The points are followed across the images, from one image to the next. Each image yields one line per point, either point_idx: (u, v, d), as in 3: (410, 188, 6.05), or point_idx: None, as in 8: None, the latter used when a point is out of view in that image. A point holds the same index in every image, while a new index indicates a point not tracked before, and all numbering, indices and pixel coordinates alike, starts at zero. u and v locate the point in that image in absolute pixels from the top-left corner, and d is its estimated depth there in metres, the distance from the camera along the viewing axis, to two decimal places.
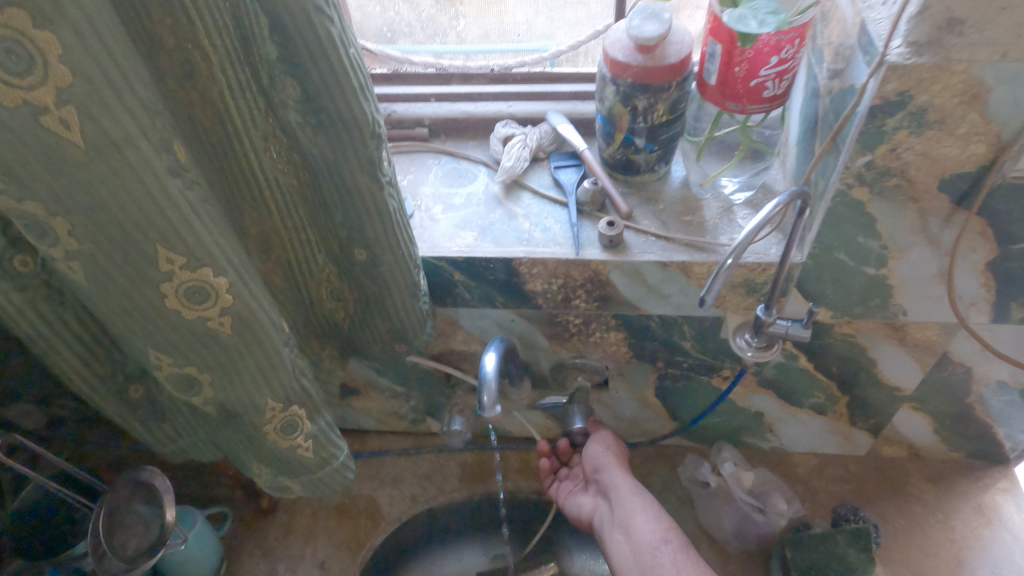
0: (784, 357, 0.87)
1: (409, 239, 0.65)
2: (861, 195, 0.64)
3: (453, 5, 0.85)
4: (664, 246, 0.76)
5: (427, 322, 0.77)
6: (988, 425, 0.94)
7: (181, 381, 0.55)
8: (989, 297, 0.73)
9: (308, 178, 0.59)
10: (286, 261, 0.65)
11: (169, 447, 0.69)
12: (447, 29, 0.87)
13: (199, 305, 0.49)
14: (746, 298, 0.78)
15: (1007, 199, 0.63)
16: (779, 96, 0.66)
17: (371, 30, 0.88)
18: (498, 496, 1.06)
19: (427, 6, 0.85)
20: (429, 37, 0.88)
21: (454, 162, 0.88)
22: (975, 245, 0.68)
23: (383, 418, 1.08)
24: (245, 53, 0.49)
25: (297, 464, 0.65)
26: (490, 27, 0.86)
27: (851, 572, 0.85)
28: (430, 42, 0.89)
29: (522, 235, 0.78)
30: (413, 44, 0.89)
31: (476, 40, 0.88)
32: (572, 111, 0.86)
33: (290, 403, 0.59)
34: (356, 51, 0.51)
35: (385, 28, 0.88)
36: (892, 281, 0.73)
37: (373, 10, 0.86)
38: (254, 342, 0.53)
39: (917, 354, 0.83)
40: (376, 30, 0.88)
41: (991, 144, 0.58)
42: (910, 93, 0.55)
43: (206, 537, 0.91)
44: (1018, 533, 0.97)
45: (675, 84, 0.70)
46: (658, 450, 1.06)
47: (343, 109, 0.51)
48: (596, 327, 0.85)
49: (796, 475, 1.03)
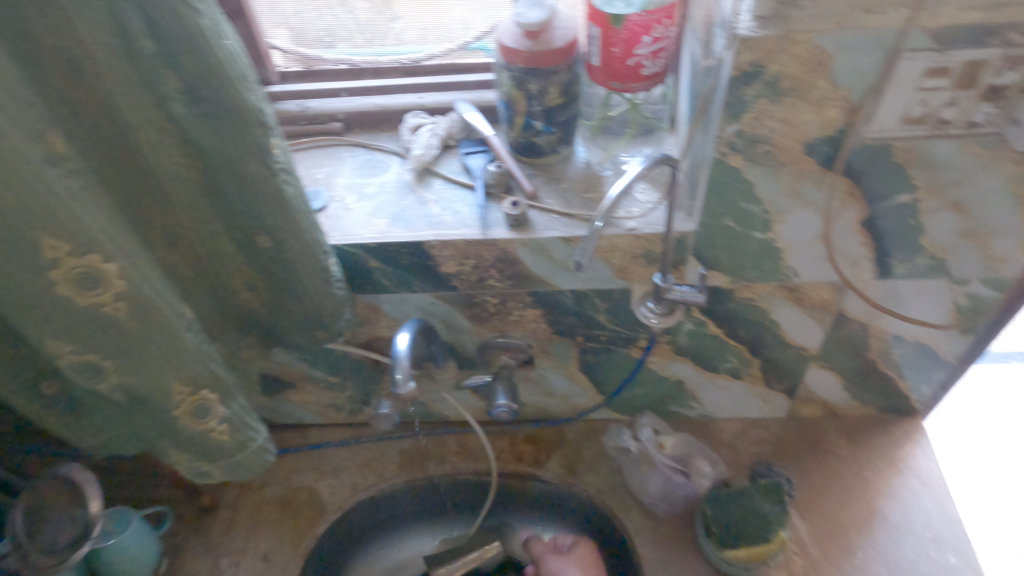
0: (695, 324, 0.91)
1: (312, 224, 0.67)
2: (736, 163, 0.69)
3: (390, 6, 0.86)
4: (567, 222, 0.79)
5: (345, 309, 0.79)
6: (894, 379, 0.99)
7: (84, 368, 0.57)
8: (869, 254, 0.79)
9: (206, 170, 0.60)
10: (195, 255, 0.66)
11: (84, 444, 0.68)
12: (386, 31, 0.89)
13: (92, 293, 0.52)
14: (647, 268, 0.82)
15: (867, 160, 0.68)
16: (658, 74, 0.71)
17: (308, 33, 0.88)
18: (438, 480, 1.09)
19: (364, 11, 0.86)
20: (367, 40, 0.90)
21: (368, 153, 0.92)
22: (847, 205, 0.73)
23: (322, 411, 1.10)
24: (130, 57, 0.51)
25: (214, 448, 0.67)
26: (428, 23, 0.88)
27: (766, 522, 0.91)
28: (369, 45, 0.90)
29: (432, 220, 0.81)
30: (351, 47, 0.90)
31: (415, 41, 0.90)
32: (480, 99, 0.91)
33: (199, 386, 0.62)
34: (233, 42, 0.53)
35: (323, 32, 0.88)
36: (779, 244, 0.78)
37: (310, 15, 0.86)
38: (154, 325, 0.56)
39: (815, 314, 0.88)
40: (314, 34, 0.88)
41: (845, 108, 0.63)
42: (762, 64, 0.60)
43: (143, 536, 0.91)
44: (925, 479, 1.02)
45: (565, 67, 0.74)
46: (589, 424, 1.11)
47: (226, 97, 0.54)
48: (513, 306, 0.89)
49: (720, 439, 1.08)
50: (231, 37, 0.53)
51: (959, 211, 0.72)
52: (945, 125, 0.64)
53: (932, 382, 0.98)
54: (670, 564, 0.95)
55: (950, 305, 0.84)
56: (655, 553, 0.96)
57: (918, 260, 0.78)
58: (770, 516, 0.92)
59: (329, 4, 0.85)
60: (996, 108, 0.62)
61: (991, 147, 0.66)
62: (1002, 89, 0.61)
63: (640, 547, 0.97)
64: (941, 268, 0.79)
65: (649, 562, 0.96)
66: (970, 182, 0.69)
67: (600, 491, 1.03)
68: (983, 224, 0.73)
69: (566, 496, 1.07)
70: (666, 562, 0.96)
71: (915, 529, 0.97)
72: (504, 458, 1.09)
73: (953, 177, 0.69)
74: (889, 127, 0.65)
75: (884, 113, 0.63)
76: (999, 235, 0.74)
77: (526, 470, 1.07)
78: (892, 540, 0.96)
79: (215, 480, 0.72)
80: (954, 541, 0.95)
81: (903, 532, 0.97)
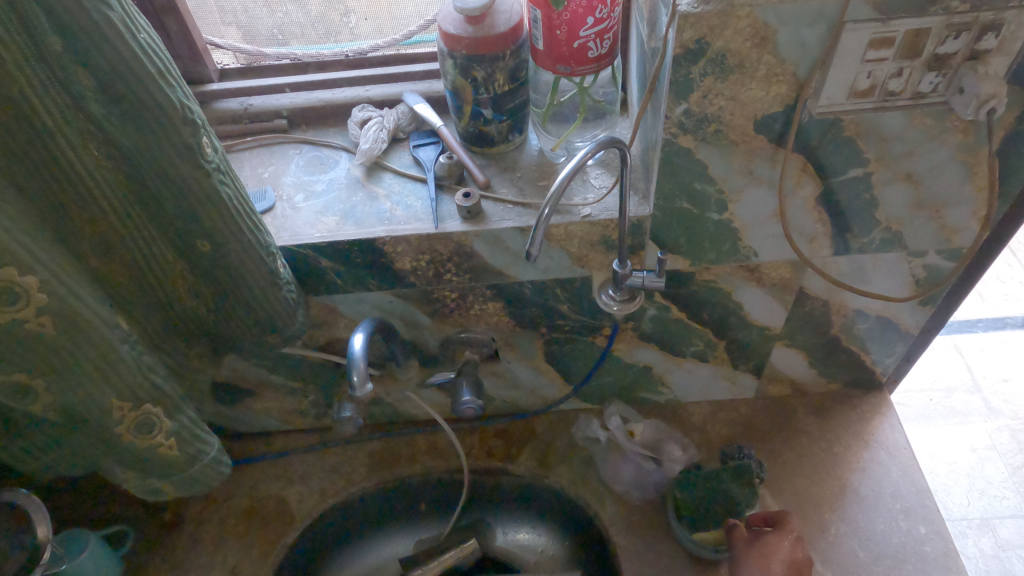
0: (658, 309, 0.91)
1: (255, 224, 0.65)
2: (687, 143, 0.69)
3: (342, 1, 0.84)
4: (521, 212, 0.78)
5: (299, 312, 0.76)
6: (858, 354, 0.99)
7: (12, 389, 0.53)
8: (826, 230, 0.78)
9: (133, 173, 0.57)
10: (131, 264, 0.62)
11: (28, 466, 0.65)
12: (340, 26, 0.88)
13: (10, 308, 0.48)
14: (606, 255, 0.81)
15: (817, 136, 0.68)
16: (604, 55, 0.71)
17: (260, 33, 0.88)
18: (409, 481, 1.07)
19: (316, 6, 0.85)
20: (322, 35, 0.89)
21: (316, 150, 0.89)
22: (801, 181, 0.72)
23: (285, 417, 1.07)
24: (38, 56, 0.49)
25: (163, 464, 0.64)
26: (378, 12, 0.86)
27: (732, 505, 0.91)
28: (321, 41, 0.89)
29: (383, 215, 0.79)
30: (305, 43, 0.90)
31: (369, 34, 0.89)
32: (427, 89, 0.89)
33: (140, 400, 0.59)
34: (148, 37, 0.52)
35: (275, 30, 0.87)
36: (735, 224, 0.77)
37: (260, 12, 0.85)
38: (83, 338, 0.53)
39: (777, 293, 0.88)
40: (266, 33, 0.88)
41: (791, 83, 0.63)
42: (706, 40, 0.59)
43: (102, 558, 0.87)
44: (893, 451, 1.02)
45: (510, 53, 0.72)
46: (559, 415, 1.10)
47: (146, 94, 0.52)
48: (473, 300, 0.87)
49: (691, 423, 1.07)
50: (145, 31, 0.52)
51: (910, 183, 0.72)
52: (893, 97, 0.64)
53: (895, 354, 0.98)
54: (646, 552, 0.95)
55: (907, 277, 0.84)
56: (630, 541, 0.96)
57: (874, 234, 0.78)
58: (738, 499, 0.91)
59: (279, 1, 0.84)
60: (941, 76, 0.62)
61: (937, 117, 0.66)
62: (946, 57, 0.60)
63: (615, 535, 0.96)
64: (897, 240, 0.79)
65: (624, 550, 0.95)
66: (920, 153, 0.69)
67: (573, 482, 1.02)
68: (934, 196, 0.73)
69: (539, 491, 1.05)
70: (641, 549, 0.95)
71: (884, 501, 0.98)
72: (475, 454, 1.07)
73: (903, 148, 0.69)
74: (837, 102, 0.64)
75: (831, 87, 0.63)
76: (950, 205, 0.74)
77: (497, 466, 1.05)
78: (863, 513, 0.97)
79: (169, 496, 0.70)
80: (923, 511, 0.96)
81: (873, 504, 0.97)
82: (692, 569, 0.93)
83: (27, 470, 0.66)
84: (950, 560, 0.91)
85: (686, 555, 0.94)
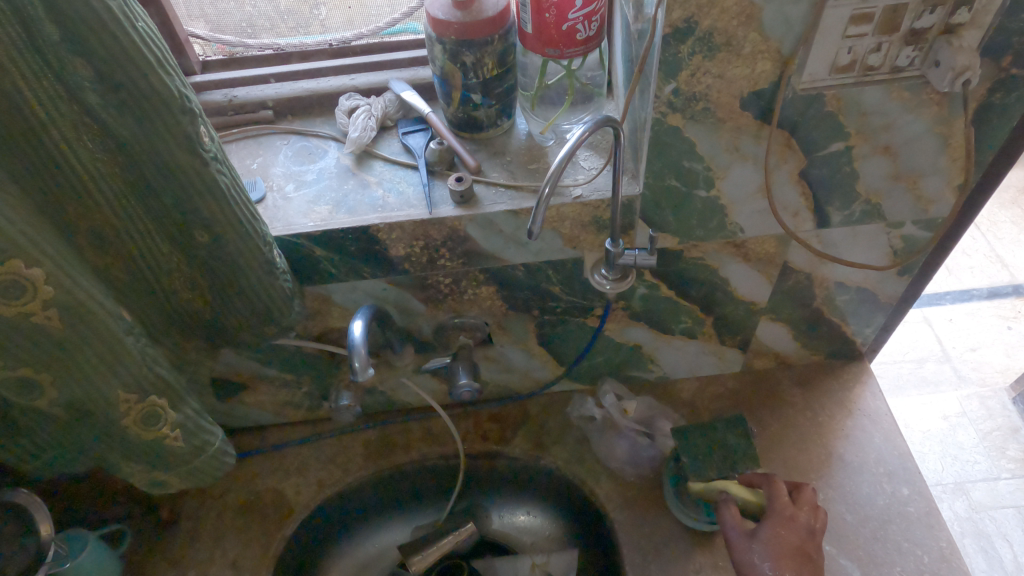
0: (647, 288, 0.92)
1: (252, 214, 0.65)
2: (676, 122, 0.70)
3: None
4: (513, 195, 0.79)
5: (295, 301, 0.76)
6: (839, 325, 1.02)
7: (17, 384, 0.53)
8: (808, 205, 0.81)
9: (129, 164, 0.57)
10: (128, 258, 0.62)
11: (31, 463, 0.64)
12: (310, 18, 0.88)
13: (17, 301, 0.48)
14: (597, 235, 0.83)
15: (799, 111, 0.70)
16: (592, 38, 0.72)
17: (229, 25, 0.87)
18: (406, 468, 1.07)
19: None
20: (291, 28, 0.89)
21: (304, 140, 0.89)
22: (785, 156, 0.75)
23: (279, 410, 1.07)
24: (33, 47, 0.48)
25: (169, 456, 0.64)
26: (353, 3, 0.87)
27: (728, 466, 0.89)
28: (295, 34, 0.90)
29: (376, 203, 0.80)
30: (277, 36, 0.90)
31: (340, 26, 0.90)
32: (413, 76, 0.90)
33: (146, 392, 0.59)
34: (145, 25, 0.52)
35: (244, 23, 0.87)
36: (722, 201, 0.79)
37: (229, 7, 0.85)
38: (89, 331, 0.53)
39: (762, 268, 0.90)
40: (234, 25, 0.87)
41: (775, 60, 0.65)
42: (694, 20, 0.61)
43: (103, 559, 0.86)
44: (876, 418, 1.06)
45: (498, 37, 0.73)
46: (552, 397, 1.11)
47: (145, 83, 0.52)
48: (466, 285, 0.88)
49: (680, 399, 1.10)
50: (141, 18, 0.52)
51: (889, 155, 0.75)
52: (872, 71, 0.66)
53: (874, 324, 1.02)
54: (643, 525, 0.97)
55: (886, 248, 0.87)
56: (627, 515, 0.98)
57: (854, 207, 0.81)
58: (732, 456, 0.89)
59: None
60: (917, 50, 0.64)
61: (915, 90, 0.68)
62: (922, 32, 0.63)
63: (612, 511, 0.99)
64: (876, 213, 0.82)
65: (621, 524, 0.97)
66: (898, 126, 0.72)
67: (568, 462, 1.04)
68: (911, 167, 0.76)
69: (535, 472, 1.07)
70: (637, 522, 0.97)
71: (869, 465, 1.01)
72: (470, 439, 1.08)
73: (882, 122, 0.71)
74: (819, 77, 0.66)
75: (813, 64, 0.65)
76: (926, 175, 0.77)
77: (493, 449, 1.07)
78: (849, 478, 1.00)
79: (174, 488, 0.70)
80: (905, 473, 1.00)
81: (859, 469, 1.01)
82: (688, 540, 0.95)
83: (29, 467, 0.65)
84: (933, 518, 0.95)
85: (681, 527, 0.97)
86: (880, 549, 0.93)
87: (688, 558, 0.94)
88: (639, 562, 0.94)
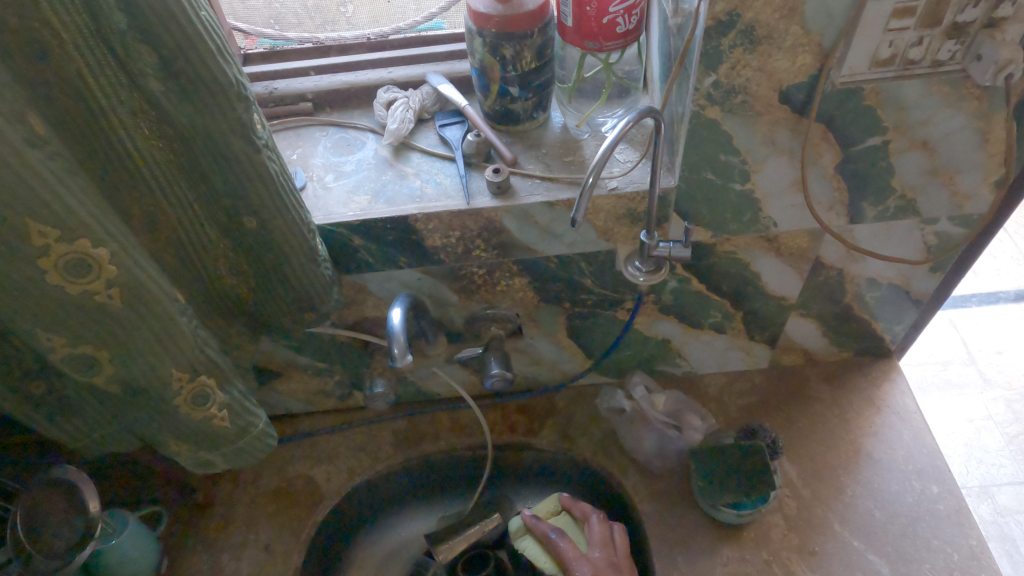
0: (678, 281, 0.93)
1: (297, 201, 0.67)
2: (714, 115, 0.71)
3: None
4: (549, 186, 0.80)
5: (334, 288, 0.78)
6: (869, 322, 1.02)
7: (78, 361, 0.55)
8: (843, 199, 0.81)
9: (184, 149, 0.59)
10: (177, 242, 0.64)
11: (82, 441, 0.67)
12: (337, 15, 0.93)
13: (83, 279, 0.50)
14: (631, 228, 0.84)
15: (837, 104, 0.70)
16: (631, 31, 0.73)
17: (260, 19, 0.92)
18: (434, 457, 1.09)
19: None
20: (318, 26, 0.94)
21: (342, 132, 0.90)
22: (821, 150, 0.75)
23: (310, 398, 1.09)
24: (99, 35, 0.50)
25: (216, 436, 0.66)
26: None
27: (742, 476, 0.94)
28: (321, 30, 0.95)
29: (414, 193, 0.81)
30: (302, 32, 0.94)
31: (366, 23, 0.94)
32: (450, 70, 0.91)
33: (197, 372, 0.60)
34: (208, 15, 0.53)
35: (273, 18, 0.92)
36: (757, 195, 0.80)
37: (257, 3, 0.90)
38: (147, 312, 0.55)
39: (794, 263, 0.90)
40: (264, 19, 0.92)
41: (816, 53, 0.65)
42: (737, 12, 0.62)
43: (142, 537, 0.89)
44: (905, 416, 1.05)
45: (538, 30, 0.74)
46: (579, 390, 1.12)
47: (205, 71, 0.53)
48: (500, 275, 0.89)
49: (708, 394, 1.10)
50: (205, 8, 0.53)
51: (926, 150, 0.75)
52: (912, 65, 0.66)
53: (904, 321, 1.01)
54: (670, 517, 0.98)
55: (919, 244, 0.87)
56: (654, 508, 0.99)
57: (889, 202, 0.81)
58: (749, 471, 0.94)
59: None
60: (959, 44, 0.64)
61: (955, 84, 0.68)
62: (964, 26, 0.63)
63: (639, 503, 0.99)
64: (911, 208, 0.82)
65: (648, 517, 0.98)
66: (936, 121, 0.72)
67: (595, 454, 1.05)
68: (948, 161, 0.76)
69: (562, 463, 1.08)
70: (663, 515, 0.98)
71: (898, 463, 1.01)
72: (498, 430, 1.09)
73: (920, 116, 0.71)
74: (860, 71, 0.66)
75: (853, 58, 0.65)
76: (962, 170, 0.77)
77: (520, 440, 1.08)
78: (878, 475, 1.00)
79: (218, 469, 0.72)
80: (934, 471, 0.99)
81: (887, 466, 1.01)
82: (714, 533, 0.96)
83: (82, 446, 0.68)
84: (963, 516, 0.95)
85: (708, 520, 0.97)
86: (909, 546, 0.93)
87: (715, 551, 0.94)
88: (666, 554, 0.94)
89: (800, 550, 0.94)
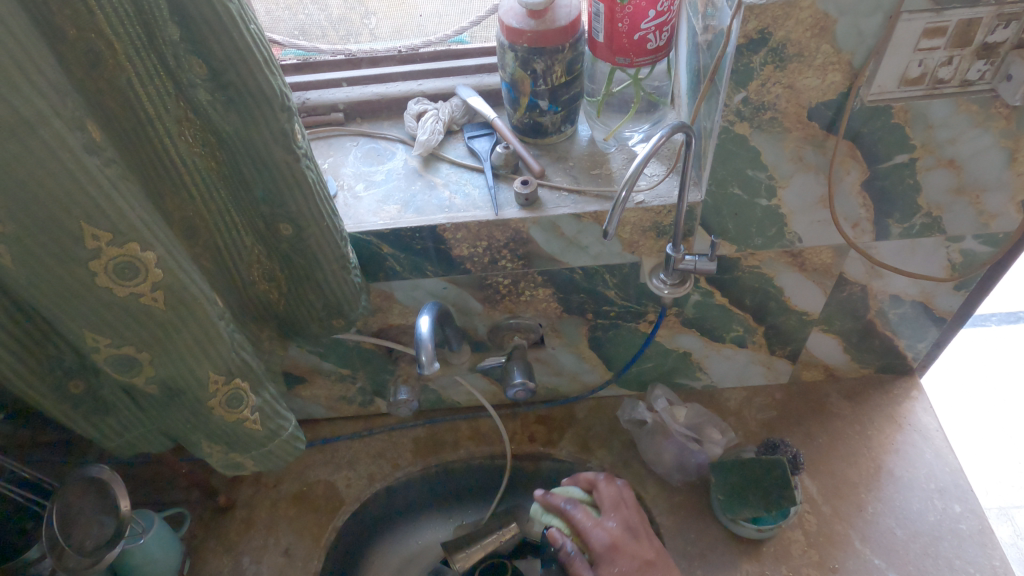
0: (701, 295, 0.94)
1: (332, 210, 0.68)
2: (743, 130, 0.72)
3: (363, 3, 0.90)
4: (577, 199, 0.81)
5: (362, 296, 0.79)
6: (890, 339, 1.02)
7: (120, 362, 0.57)
8: (869, 216, 0.81)
9: (225, 157, 0.61)
10: (214, 247, 0.66)
11: (117, 440, 0.68)
12: (360, 27, 0.93)
13: (130, 281, 0.52)
14: (657, 241, 0.84)
15: (865, 121, 0.71)
16: (661, 47, 0.74)
17: (281, 28, 0.91)
18: (454, 465, 1.09)
19: (338, 7, 0.90)
20: (343, 38, 0.94)
21: (372, 142, 0.92)
22: (848, 166, 0.76)
23: (333, 404, 1.10)
24: (151, 45, 0.52)
25: (248, 439, 0.67)
26: (400, 15, 0.92)
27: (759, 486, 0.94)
28: (343, 42, 0.94)
29: (443, 203, 0.83)
30: (328, 44, 0.94)
31: (389, 36, 0.94)
32: (479, 83, 0.93)
33: (232, 374, 0.62)
34: (257, 28, 0.54)
35: (296, 29, 0.91)
36: (783, 210, 0.81)
37: (283, 14, 0.90)
38: (189, 315, 0.56)
39: (817, 278, 0.91)
40: (287, 30, 0.91)
41: (846, 71, 0.66)
42: (768, 30, 0.63)
43: (166, 537, 0.90)
44: (927, 434, 1.05)
45: (569, 45, 0.75)
46: (599, 401, 1.13)
47: (251, 82, 0.55)
48: (525, 286, 0.90)
49: (727, 408, 1.10)
50: (254, 21, 0.54)
51: (953, 168, 0.75)
52: (941, 84, 0.67)
53: (927, 339, 1.01)
54: (689, 531, 0.98)
55: (944, 261, 0.87)
56: (673, 521, 0.99)
57: (915, 219, 0.81)
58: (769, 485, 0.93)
59: (301, 2, 0.89)
60: (988, 64, 0.65)
61: (984, 104, 0.69)
62: (994, 46, 0.64)
63: (658, 516, 1.00)
64: (936, 225, 0.82)
65: (667, 529, 0.98)
66: (964, 139, 0.72)
67: (614, 465, 1.05)
68: (976, 180, 0.76)
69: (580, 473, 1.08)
70: (683, 528, 0.98)
71: (920, 481, 1.00)
72: (518, 440, 1.10)
73: (948, 135, 0.72)
74: (888, 89, 0.67)
75: (883, 76, 0.66)
76: (989, 189, 0.77)
77: (539, 450, 1.08)
78: (898, 493, 1.00)
79: (248, 470, 0.73)
80: (957, 490, 0.99)
81: (908, 484, 1.00)
82: (733, 547, 0.96)
83: (115, 446, 0.69)
84: (986, 537, 0.94)
85: (728, 535, 0.97)
86: (931, 565, 0.92)
87: (734, 565, 0.95)
88: (685, 567, 0.95)
89: (820, 566, 0.93)
